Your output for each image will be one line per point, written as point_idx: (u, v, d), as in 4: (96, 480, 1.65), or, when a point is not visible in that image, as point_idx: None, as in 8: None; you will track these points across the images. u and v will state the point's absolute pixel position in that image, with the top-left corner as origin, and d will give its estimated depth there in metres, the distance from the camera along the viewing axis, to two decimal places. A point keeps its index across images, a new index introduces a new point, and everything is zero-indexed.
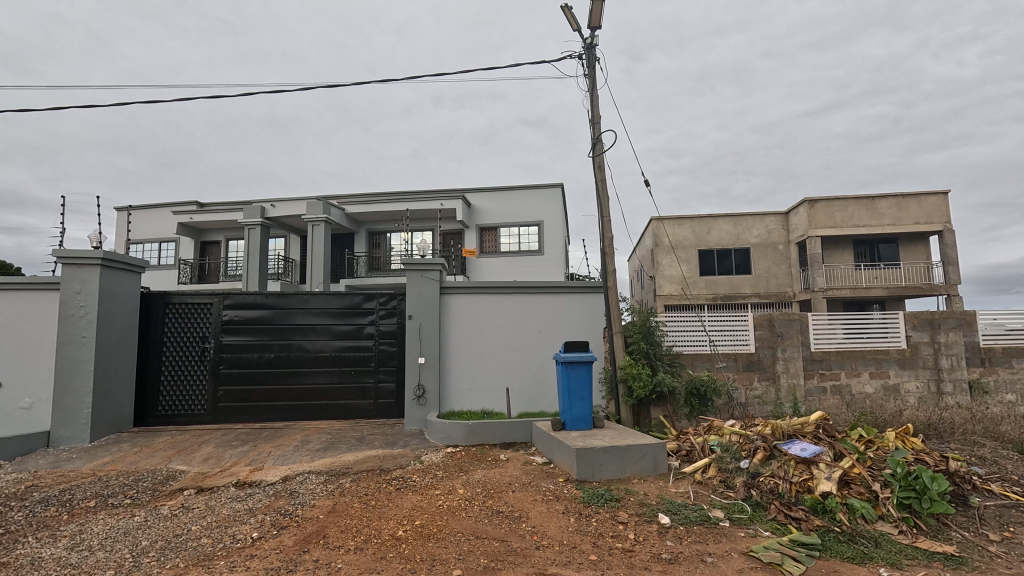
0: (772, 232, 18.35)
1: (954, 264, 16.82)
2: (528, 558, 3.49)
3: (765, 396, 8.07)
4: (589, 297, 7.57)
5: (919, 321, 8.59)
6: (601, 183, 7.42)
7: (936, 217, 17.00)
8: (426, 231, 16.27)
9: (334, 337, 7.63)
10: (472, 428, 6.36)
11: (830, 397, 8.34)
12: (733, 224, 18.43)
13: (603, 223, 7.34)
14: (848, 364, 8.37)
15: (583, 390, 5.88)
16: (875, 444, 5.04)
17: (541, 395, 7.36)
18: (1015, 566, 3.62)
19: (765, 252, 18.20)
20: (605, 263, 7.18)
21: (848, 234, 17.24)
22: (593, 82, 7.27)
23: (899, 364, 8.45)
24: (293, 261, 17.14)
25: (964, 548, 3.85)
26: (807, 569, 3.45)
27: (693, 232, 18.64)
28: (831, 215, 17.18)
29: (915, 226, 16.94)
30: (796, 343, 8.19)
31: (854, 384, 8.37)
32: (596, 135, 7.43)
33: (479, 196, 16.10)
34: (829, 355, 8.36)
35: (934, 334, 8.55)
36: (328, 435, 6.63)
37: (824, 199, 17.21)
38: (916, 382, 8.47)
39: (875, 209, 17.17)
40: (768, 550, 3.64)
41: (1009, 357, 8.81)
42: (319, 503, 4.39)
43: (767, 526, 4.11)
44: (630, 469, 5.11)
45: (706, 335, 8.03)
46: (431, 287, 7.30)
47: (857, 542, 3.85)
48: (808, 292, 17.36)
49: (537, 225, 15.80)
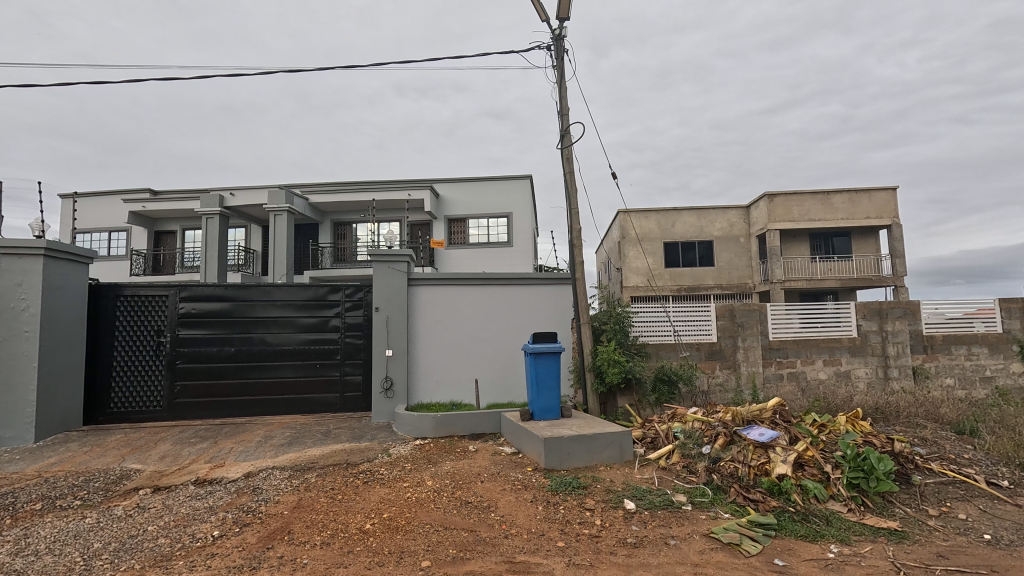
0: (734, 225, 18.92)
1: (901, 257, 17.70)
2: (497, 547, 3.53)
3: (725, 384, 8.35)
4: (557, 289, 7.64)
5: (869, 311, 9.02)
6: (570, 175, 7.47)
7: (885, 212, 17.82)
8: (393, 222, 16.03)
9: (298, 330, 7.45)
10: (441, 420, 6.34)
11: (787, 384, 8.65)
12: (697, 217, 18.89)
13: (571, 215, 7.40)
14: (803, 353, 8.72)
15: (552, 380, 5.94)
16: (827, 428, 5.29)
17: (510, 386, 7.40)
18: (952, 538, 3.88)
19: (726, 245, 18.78)
20: (573, 255, 7.24)
21: (805, 228, 17.88)
22: (561, 74, 7.28)
23: (849, 351, 8.88)
24: (254, 253, 16.68)
25: (906, 523, 4.10)
26: (764, 548, 3.62)
27: (659, 225, 18.97)
28: (789, 209, 17.79)
29: (865, 221, 17.72)
30: (755, 332, 8.46)
31: (809, 371, 8.73)
32: (564, 127, 7.47)
33: (448, 187, 15.94)
34: (786, 344, 8.69)
35: (882, 323, 9.01)
36: (292, 430, 6.49)
37: (782, 193, 17.81)
38: (865, 368, 8.91)
39: (829, 204, 17.86)
40: (727, 531, 3.80)
41: (949, 345, 9.34)
42: (283, 499, 4.30)
43: (727, 508, 4.28)
44: (598, 457, 5.21)
45: (671, 325, 8.23)
46: (398, 278, 7.20)
47: (810, 521, 4.05)
48: (767, 284, 17.97)
49: (506, 216, 15.75)
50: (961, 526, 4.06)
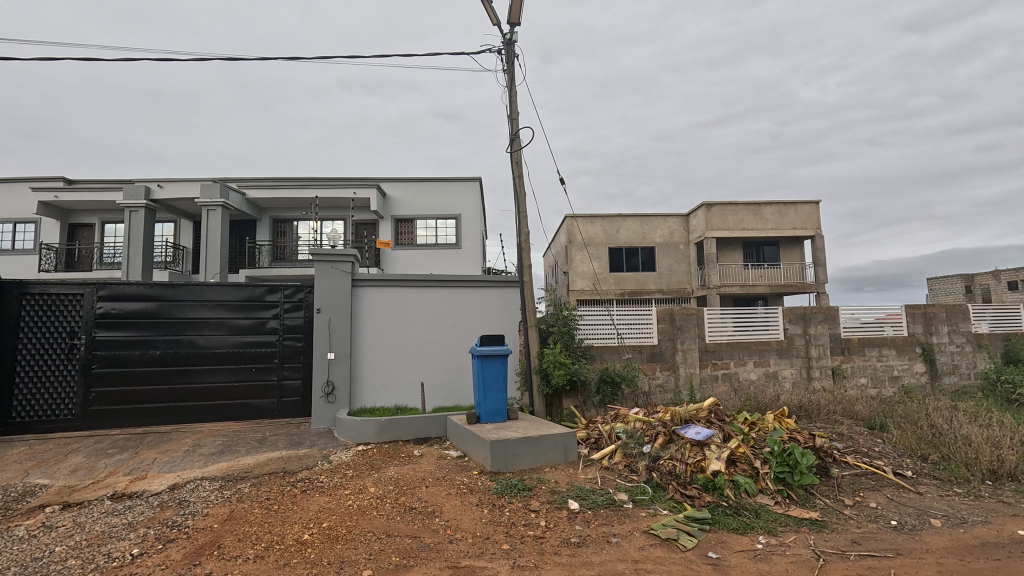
0: (674, 232, 19.74)
1: (823, 266, 19.08)
2: (441, 552, 3.48)
3: (665, 385, 8.67)
4: (505, 292, 7.67)
5: (794, 315, 9.66)
6: (519, 179, 7.52)
7: (810, 223, 19.15)
8: (337, 221, 15.57)
9: (232, 332, 7.06)
10: (385, 425, 6.19)
11: (721, 384, 9.10)
12: (640, 224, 19.55)
13: (519, 218, 7.46)
14: (736, 354, 9.21)
15: (498, 383, 5.95)
16: (757, 425, 5.61)
17: (457, 389, 7.34)
18: (864, 525, 4.22)
19: (667, 251, 19.56)
20: (521, 258, 7.30)
21: (739, 237, 18.92)
22: (511, 78, 7.33)
23: (777, 353, 9.46)
24: (184, 249, 15.66)
25: (825, 513, 4.42)
26: (698, 542, 3.79)
27: (604, 231, 19.47)
28: (725, 219, 18.77)
29: (792, 231, 18.98)
30: (693, 335, 8.85)
31: (741, 372, 9.23)
32: (513, 131, 7.52)
33: (395, 187, 15.65)
34: (720, 346, 9.14)
35: (805, 327, 9.67)
36: (224, 438, 6.13)
37: (719, 203, 18.77)
38: (791, 369, 9.53)
39: (760, 215, 18.99)
40: (666, 527, 3.94)
41: (863, 347, 10.15)
42: (213, 511, 4.05)
43: (665, 505, 4.44)
44: (543, 459, 5.27)
45: (614, 328, 8.46)
46: (341, 279, 6.98)
47: (740, 514, 4.28)
48: (704, 289, 18.86)
49: (455, 218, 15.65)
50: (872, 514, 4.42)
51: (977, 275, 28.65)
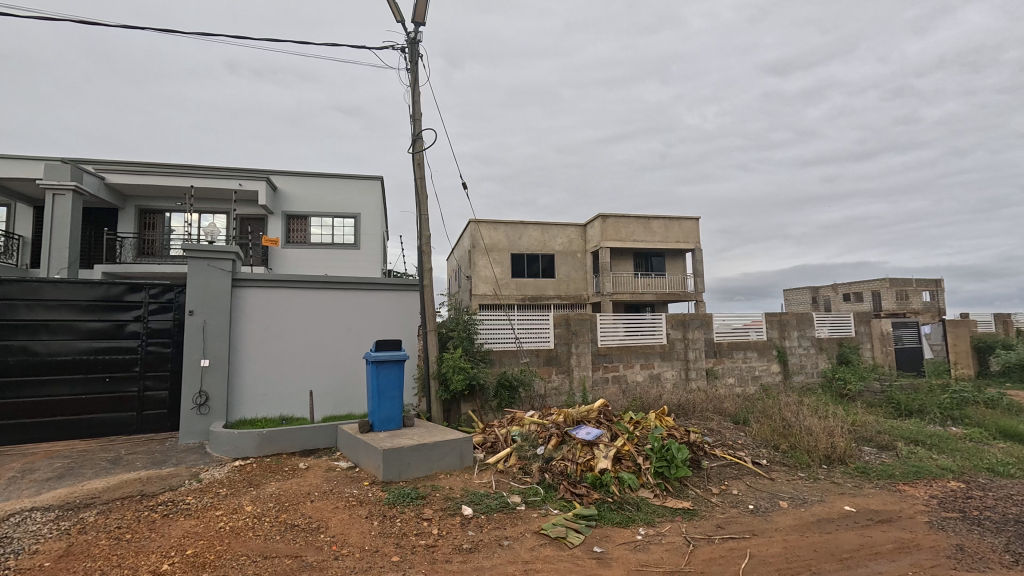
0: (572, 241, 20.64)
1: (701, 276, 21.04)
2: (325, 571, 3.28)
3: (560, 387, 9.00)
4: (403, 295, 7.48)
5: (675, 321, 10.54)
6: (420, 181, 7.40)
7: (691, 237, 21.04)
8: (218, 214, 14.24)
9: (79, 337, 6.11)
10: (266, 437, 5.72)
11: (611, 386, 9.63)
12: (541, 231, 20.19)
13: (420, 221, 7.33)
14: (625, 358, 9.82)
15: (394, 389, 5.78)
16: (640, 424, 6.02)
17: (349, 396, 7.01)
18: (727, 511, 4.69)
19: (566, 258, 20.40)
20: (421, 261, 7.17)
21: (630, 247, 20.25)
22: (414, 78, 7.20)
23: (660, 356, 10.24)
24: (20, 238, 13.31)
25: (696, 502, 4.85)
26: (585, 538, 3.96)
27: (507, 237, 19.80)
28: (618, 230, 20.00)
29: (676, 244, 20.72)
30: (586, 340, 9.29)
31: (628, 374, 9.85)
32: (416, 132, 7.39)
33: (287, 180, 14.60)
34: (611, 350, 9.69)
35: (684, 332, 10.59)
36: (65, 460, 5.27)
37: (613, 215, 19.96)
38: (671, 371, 10.36)
39: (649, 228, 20.51)
40: (555, 526, 4.07)
41: (731, 350, 11.33)
42: (45, 548, 3.45)
43: (556, 504, 4.59)
44: (437, 466, 5.20)
45: (513, 332, 8.61)
46: (219, 278, 6.36)
47: (624, 509, 4.55)
48: (599, 295, 19.92)
49: (354, 217, 14.93)
50: (734, 500, 4.93)
51: (821, 288, 33.41)
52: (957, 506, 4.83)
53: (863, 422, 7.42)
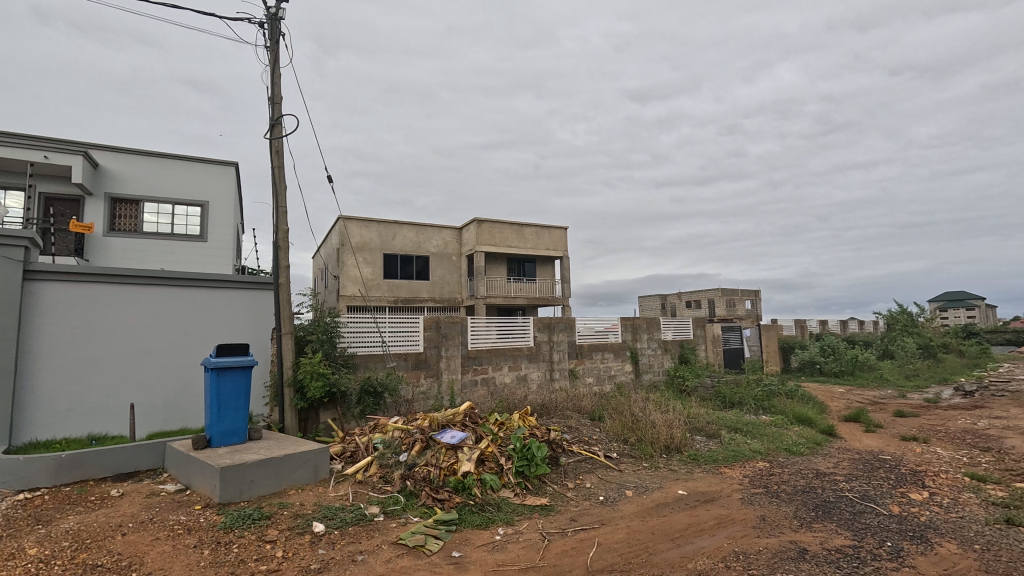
0: (447, 243, 20.58)
1: (568, 282, 22.30)
2: None
3: (428, 391, 8.85)
4: (255, 295, 6.79)
5: (542, 324, 11.02)
6: (278, 170, 6.78)
7: (560, 245, 22.21)
8: (12, 191, 11.65)
9: None
10: (67, 462, 4.76)
11: (479, 388, 9.73)
12: (415, 232, 19.81)
13: (277, 214, 6.72)
14: (494, 360, 10.00)
15: (238, 399, 5.18)
16: (504, 425, 6.16)
17: (183, 409, 6.15)
18: (580, 503, 4.98)
19: (440, 261, 20.27)
20: (277, 258, 6.56)
21: (503, 252, 20.77)
22: (274, 58, 6.59)
23: (527, 358, 10.62)
24: None
25: (553, 497, 5.07)
26: (444, 544, 3.91)
27: (379, 236, 19.08)
28: (492, 235, 20.41)
29: (546, 251, 21.72)
30: (456, 343, 9.28)
31: (497, 376, 10.04)
32: (275, 117, 6.76)
33: (112, 156, 12.36)
34: (481, 353, 9.79)
35: (550, 334, 11.12)
36: None
37: (488, 220, 20.32)
38: (537, 372, 10.80)
39: (522, 234, 21.24)
40: (414, 534, 3.96)
41: (592, 351, 12.16)
42: None
43: (417, 512, 4.48)
44: (286, 481, 4.76)
45: (380, 336, 8.27)
46: (6, 269, 5.15)
47: (484, 510, 4.60)
48: (473, 299, 20.12)
49: (200, 206, 13.10)
50: (587, 493, 5.26)
51: (669, 295, 37.54)
52: (763, 483, 5.70)
53: (696, 414, 8.44)
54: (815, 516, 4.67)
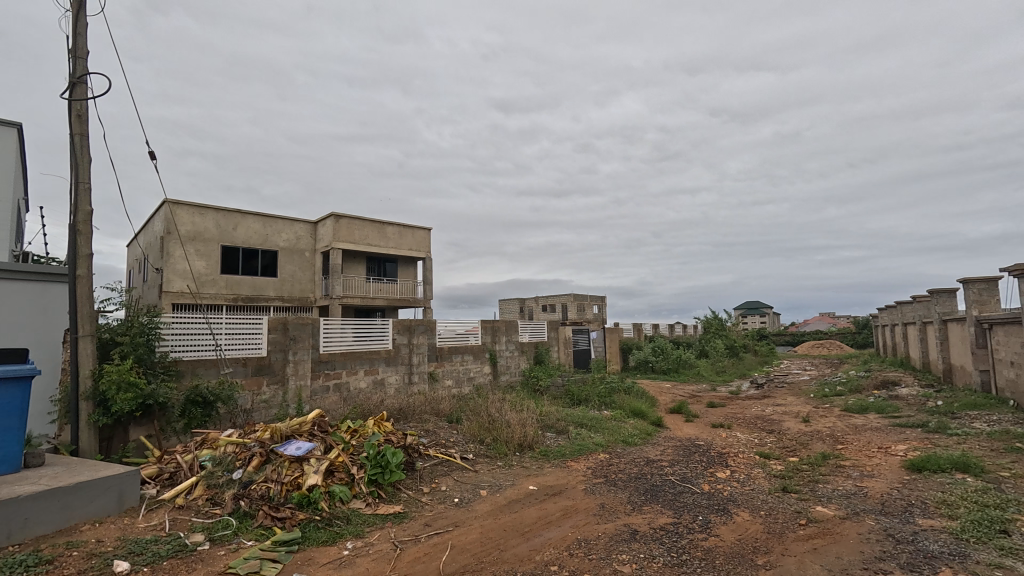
0: (300, 238, 19.05)
1: (430, 284, 22.07)
2: None
3: (271, 400, 8.03)
4: (43, 289, 5.85)
5: (401, 326, 10.74)
6: (79, 139, 5.57)
7: (423, 246, 21.89)
8: None
9: None
10: None
11: (331, 395, 9.10)
12: (261, 224, 17.95)
13: (77, 191, 5.50)
14: (348, 364, 9.44)
15: (8, 419, 4.11)
16: (358, 432, 5.86)
17: None
18: (434, 507, 4.93)
19: (291, 257, 18.70)
20: (74, 245, 5.39)
21: (363, 251, 19.83)
22: (80, 2, 5.44)
23: (385, 361, 10.25)
24: None
25: (407, 504, 4.95)
26: (283, 567, 3.57)
27: (217, 225, 16.91)
28: (351, 232, 19.36)
29: (408, 252, 21.24)
30: (306, 346, 8.58)
31: (351, 381, 9.50)
32: (77, 74, 5.57)
33: None
34: (334, 356, 9.18)
35: (410, 337, 10.88)
36: None
37: (347, 216, 19.24)
38: (395, 376, 10.48)
39: (383, 233, 20.49)
40: (247, 561, 3.54)
41: (452, 354, 12.17)
42: None
43: (251, 535, 4.03)
44: (78, 516, 3.92)
45: (213, 339, 7.28)
46: None
47: (332, 524, 4.31)
48: (327, 299, 18.87)
49: None
50: (442, 496, 5.23)
51: (527, 299, 39.42)
52: (603, 473, 6.24)
53: (547, 412, 8.94)
54: (644, 499, 5.24)
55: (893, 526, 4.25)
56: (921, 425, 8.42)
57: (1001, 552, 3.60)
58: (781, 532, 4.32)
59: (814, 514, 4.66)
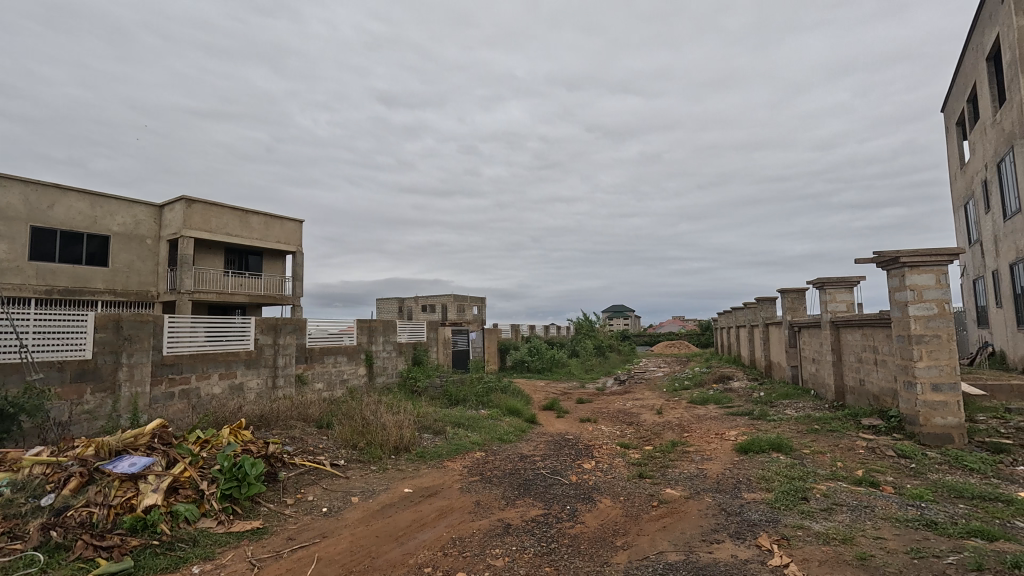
0: (140, 223, 16.54)
1: (300, 281, 20.50)
2: None
3: (96, 411, 6.81)
4: None
5: (265, 326, 9.82)
6: None
7: (293, 239, 20.25)
8: None
9: None
10: None
11: (177, 403, 7.99)
12: (88, 203, 15.25)
13: None
14: (199, 367, 8.38)
15: None
16: (209, 443, 5.25)
17: None
18: (299, 519, 4.59)
19: (127, 244, 16.18)
20: None
21: (221, 241, 17.78)
22: None
23: (244, 364, 9.29)
24: None
25: (267, 518, 4.54)
26: None
27: (25, 202, 14.00)
28: (206, 219, 17.27)
29: (276, 245, 19.51)
30: (145, 348, 7.43)
31: (202, 386, 8.44)
32: None
33: None
34: (181, 359, 8.08)
35: (275, 337, 10.00)
36: None
37: (202, 201, 17.11)
38: (256, 380, 9.54)
39: (246, 222, 18.58)
40: None
41: (323, 355, 11.42)
42: None
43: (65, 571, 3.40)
44: None
45: (16, 338, 6.10)
46: None
47: (173, 549, 3.80)
48: (174, 293, 16.60)
49: None
50: (308, 507, 4.88)
51: (406, 299, 38.56)
52: (478, 471, 6.33)
53: (424, 414, 8.82)
54: (517, 493, 5.42)
55: (726, 501, 4.92)
56: (747, 413, 9.85)
57: (802, 515, 4.36)
58: (637, 515, 4.76)
59: (664, 496, 5.21)
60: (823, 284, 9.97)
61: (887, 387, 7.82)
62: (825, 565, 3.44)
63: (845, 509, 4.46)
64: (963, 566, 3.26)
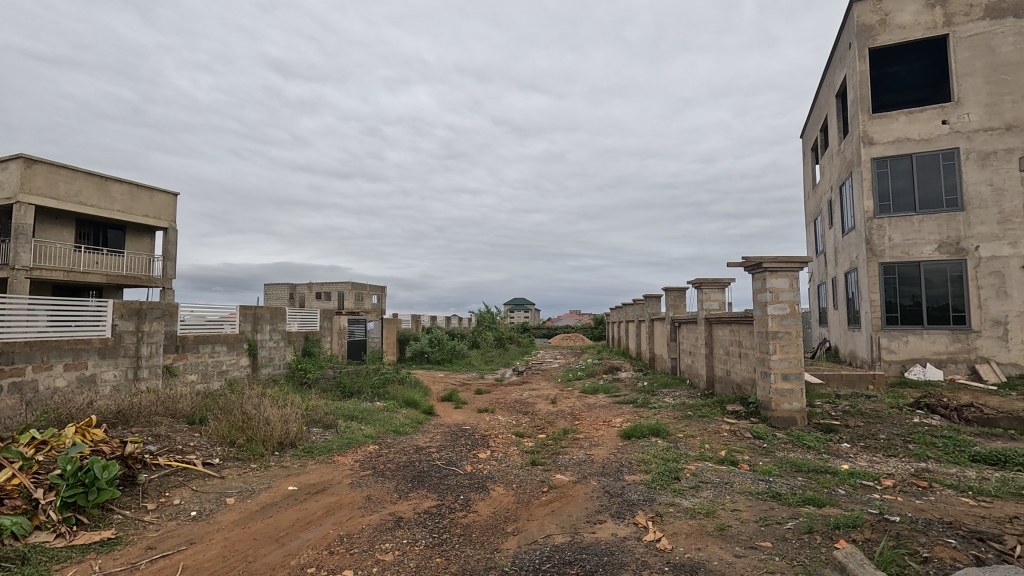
0: None
1: (172, 261, 18.31)
2: None
3: None
4: None
5: (126, 310, 8.60)
6: None
7: (164, 214, 17.98)
8: None
9: None
10: None
11: (6, 398, 6.78)
12: None
13: None
14: (37, 357, 7.18)
15: None
16: (48, 444, 4.52)
17: None
18: (162, 526, 4.12)
19: None
20: None
21: (71, 211, 15.33)
22: None
23: (98, 353, 8.09)
24: None
25: (121, 527, 4.01)
26: None
27: None
28: (52, 184, 14.76)
29: (143, 219, 17.22)
30: None
31: (41, 379, 7.24)
32: None
33: None
34: (13, 347, 6.87)
35: (138, 323, 8.79)
36: None
37: (45, 162, 14.60)
38: (114, 371, 8.32)
39: (105, 191, 16.18)
40: None
41: (197, 344, 10.33)
42: None
43: None
44: None
45: None
46: None
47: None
48: (6, 270, 14.03)
49: None
50: (173, 512, 4.39)
51: (298, 285, 36.25)
52: (371, 465, 6.14)
53: (314, 406, 8.35)
54: (410, 486, 5.35)
55: (609, 483, 5.27)
56: (632, 401, 10.61)
57: (674, 493, 4.80)
58: (527, 501, 4.93)
59: (555, 482, 5.45)
60: (701, 284, 11.01)
61: (748, 376, 8.87)
62: (690, 537, 3.82)
63: (710, 486, 4.98)
64: (799, 529, 3.79)
